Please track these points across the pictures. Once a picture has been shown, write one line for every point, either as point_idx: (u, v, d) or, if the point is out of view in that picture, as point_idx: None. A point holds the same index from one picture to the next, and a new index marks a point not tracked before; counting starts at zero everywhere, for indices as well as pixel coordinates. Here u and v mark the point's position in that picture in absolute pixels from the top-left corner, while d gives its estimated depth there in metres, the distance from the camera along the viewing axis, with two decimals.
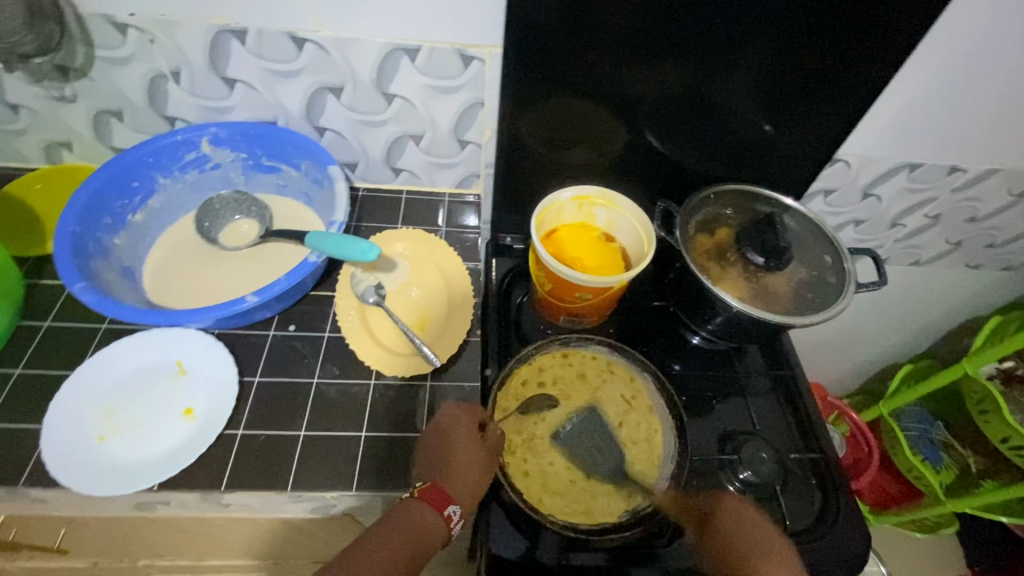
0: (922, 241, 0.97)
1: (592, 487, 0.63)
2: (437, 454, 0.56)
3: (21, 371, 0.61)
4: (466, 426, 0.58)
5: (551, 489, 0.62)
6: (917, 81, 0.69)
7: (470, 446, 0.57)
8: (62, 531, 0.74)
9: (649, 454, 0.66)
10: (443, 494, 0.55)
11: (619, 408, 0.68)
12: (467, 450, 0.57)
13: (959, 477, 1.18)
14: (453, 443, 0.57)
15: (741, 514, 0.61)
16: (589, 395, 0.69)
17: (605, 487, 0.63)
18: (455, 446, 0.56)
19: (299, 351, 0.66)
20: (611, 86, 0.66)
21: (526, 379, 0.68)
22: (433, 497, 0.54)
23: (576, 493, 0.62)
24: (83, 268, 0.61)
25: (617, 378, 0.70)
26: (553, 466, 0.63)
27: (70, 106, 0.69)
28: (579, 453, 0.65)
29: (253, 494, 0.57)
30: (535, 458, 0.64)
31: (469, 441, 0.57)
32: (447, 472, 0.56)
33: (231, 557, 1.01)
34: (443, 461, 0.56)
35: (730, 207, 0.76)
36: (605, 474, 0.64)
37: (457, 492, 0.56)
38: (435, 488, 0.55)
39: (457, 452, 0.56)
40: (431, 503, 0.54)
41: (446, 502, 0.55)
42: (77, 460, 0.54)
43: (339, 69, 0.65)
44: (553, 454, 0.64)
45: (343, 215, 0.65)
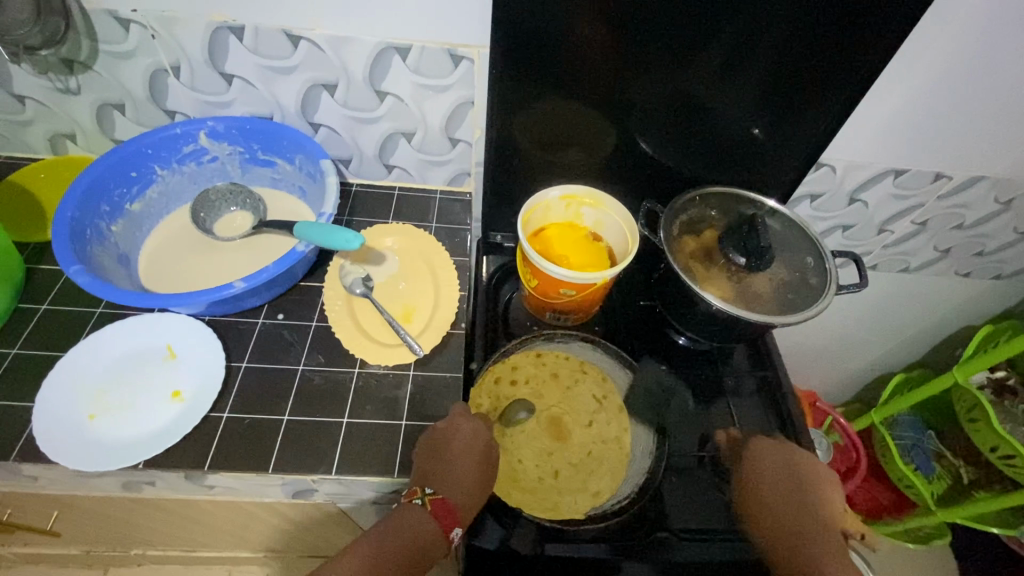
0: (911, 248, 0.98)
1: (561, 485, 0.63)
2: (443, 467, 0.57)
3: (18, 351, 0.63)
4: (474, 441, 0.59)
5: (520, 486, 0.63)
6: (899, 86, 0.70)
7: (477, 462, 0.59)
8: (54, 512, 0.76)
9: (619, 456, 0.66)
10: (451, 511, 0.56)
11: (592, 405, 0.69)
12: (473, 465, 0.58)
13: (951, 487, 1.17)
14: (461, 458, 0.58)
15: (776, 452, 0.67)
16: (561, 394, 0.69)
17: (574, 485, 0.63)
18: (464, 461, 0.58)
19: (286, 339, 0.67)
20: (598, 87, 0.68)
21: (501, 376, 0.69)
22: (442, 513, 0.56)
23: (545, 491, 0.63)
24: (79, 252, 0.63)
25: (590, 378, 0.71)
26: (523, 464, 0.64)
27: (75, 99, 0.71)
28: (549, 452, 0.65)
29: (235, 475, 0.58)
30: (506, 456, 0.65)
31: (475, 456, 0.59)
32: (455, 487, 0.57)
33: (221, 549, 1.03)
34: (452, 475, 0.57)
35: (715, 208, 0.77)
36: (573, 473, 0.64)
37: (464, 509, 0.57)
38: (445, 506, 0.56)
39: (466, 467, 0.58)
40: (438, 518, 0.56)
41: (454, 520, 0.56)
42: (67, 437, 0.56)
43: (333, 66, 0.67)
44: (522, 452, 0.65)
45: (332, 207, 0.67)
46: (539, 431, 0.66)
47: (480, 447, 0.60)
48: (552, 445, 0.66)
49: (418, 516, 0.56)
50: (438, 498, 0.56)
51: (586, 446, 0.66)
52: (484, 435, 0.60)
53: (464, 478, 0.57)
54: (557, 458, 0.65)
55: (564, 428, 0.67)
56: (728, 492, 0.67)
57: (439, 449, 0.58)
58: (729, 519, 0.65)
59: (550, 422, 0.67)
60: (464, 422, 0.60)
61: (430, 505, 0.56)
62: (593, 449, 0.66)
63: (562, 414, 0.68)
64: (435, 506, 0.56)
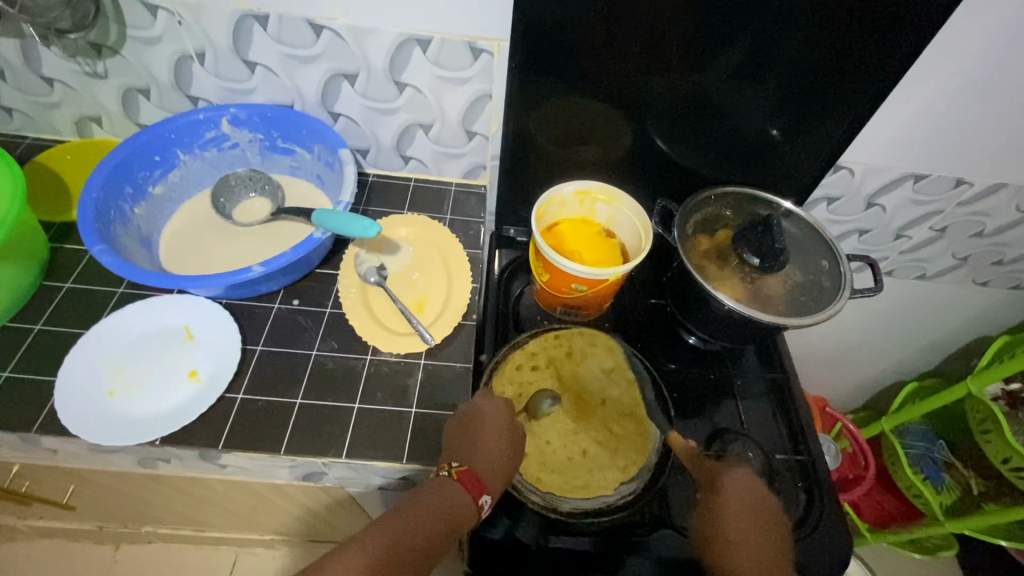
0: (929, 254, 0.96)
1: (590, 463, 0.64)
2: (473, 444, 0.58)
3: (41, 328, 0.65)
4: (506, 422, 0.60)
5: (549, 467, 0.64)
6: (923, 89, 0.69)
7: (509, 441, 0.60)
8: (70, 487, 0.78)
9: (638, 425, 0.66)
10: (480, 482, 0.57)
11: (612, 379, 0.69)
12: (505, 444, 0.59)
13: (961, 500, 1.15)
14: (493, 436, 0.59)
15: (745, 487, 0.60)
16: (581, 371, 0.70)
17: (603, 461, 0.64)
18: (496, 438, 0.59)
19: (301, 324, 0.68)
20: (616, 85, 0.68)
21: (522, 359, 0.69)
22: (470, 485, 0.56)
23: (574, 470, 0.63)
24: (104, 233, 0.64)
25: (609, 349, 0.71)
26: (551, 446, 0.65)
27: (102, 83, 0.73)
28: (574, 431, 0.66)
29: (248, 455, 0.59)
30: (533, 439, 0.65)
31: (508, 436, 0.60)
32: (485, 462, 0.57)
33: (228, 530, 1.05)
34: (481, 451, 0.58)
35: (729, 209, 0.77)
36: (600, 450, 0.65)
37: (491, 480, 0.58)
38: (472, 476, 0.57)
39: (498, 444, 0.59)
40: (466, 489, 0.56)
41: (482, 490, 0.57)
42: (87, 411, 0.58)
43: (354, 56, 0.67)
44: (549, 434, 0.65)
45: (350, 196, 0.68)
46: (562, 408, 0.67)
47: (511, 428, 0.60)
48: (574, 423, 0.66)
49: (446, 491, 0.56)
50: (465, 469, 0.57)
51: (608, 420, 0.67)
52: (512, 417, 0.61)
53: (494, 455, 0.58)
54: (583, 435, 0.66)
55: (587, 405, 0.67)
56: None
57: (470, 429, 0.59)
58: None
59: (573, 401, 0.67)
60: (495, 406, 0.61)
61: (458, 478, 0.56)
62: (615, 424, 0.66)
63: (583, 395, 0.68)
64: (462, 477, 0.56)
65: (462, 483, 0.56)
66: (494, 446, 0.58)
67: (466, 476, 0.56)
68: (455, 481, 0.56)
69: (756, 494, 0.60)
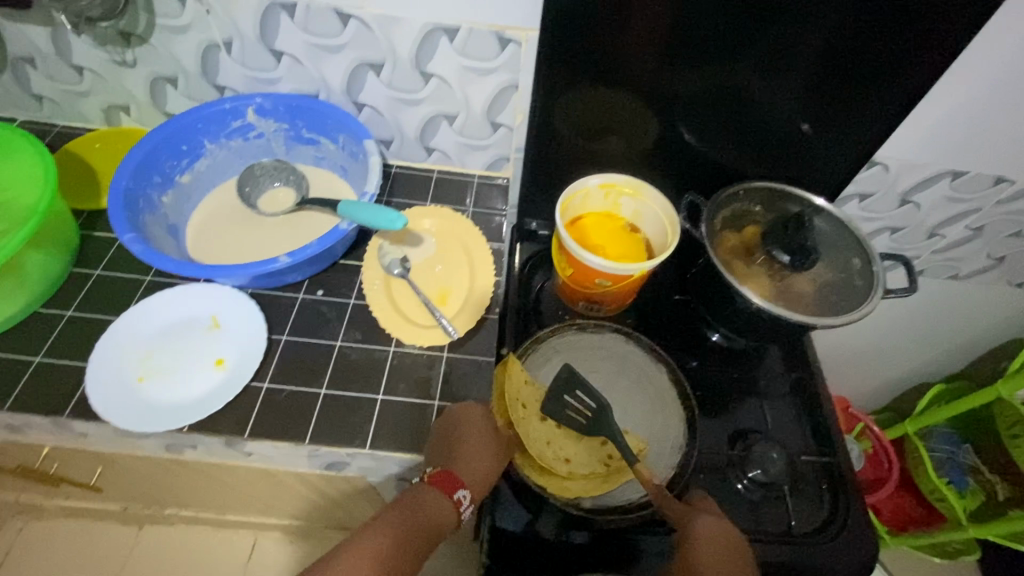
0: (963, 254, 0.94)
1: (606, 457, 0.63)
2: (445, 447, 0.59)
3: (72, 314, 0.66)
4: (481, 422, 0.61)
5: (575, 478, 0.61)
6: (966, 83, 0.67)
7: (485, 441, 0.60)
8: (99, 470, 0.80)
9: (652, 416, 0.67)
10: (453, 479, 0.57)
11: (624, 383, 0.68)
12: (482, 444, 0.59)
13: (984, 504, 1.13)
14: (469, 438, 0.59)
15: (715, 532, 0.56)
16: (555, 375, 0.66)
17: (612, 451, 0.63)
18: (471, 438, 0.59)
19: (325, 315, 0.68)
20: (646, 78, 0.67)
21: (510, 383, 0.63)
22: (442, 484, 0.57)
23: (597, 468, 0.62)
24: (133, 221, 0.65)
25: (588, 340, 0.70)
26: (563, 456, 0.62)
27: (130, 71, 0.73)
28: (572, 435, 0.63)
29: (273, 443, 0.60)
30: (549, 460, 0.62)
31: (485, 436, 0.60)
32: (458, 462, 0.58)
33: (248, 515, 1.07)
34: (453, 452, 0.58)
35: (759, 204, 0.75)
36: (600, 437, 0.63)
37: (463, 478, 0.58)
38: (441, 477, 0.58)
39: (473, 444, 0.59)
40: (439, 488, 0.57)
41: (458, 486, 0.57)
42: (116, 396, 0.59)
43: (381, 45, 0.67)
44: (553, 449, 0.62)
45: (375, 186, 0.68)
46: (557, 430, 0.63)
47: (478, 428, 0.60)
48: (574, 439, 0.63)
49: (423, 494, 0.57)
50: (439, 470, 0.58)
51: (605, 445, 0.63)
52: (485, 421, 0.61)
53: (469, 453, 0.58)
54: (578, 461, 0.62)
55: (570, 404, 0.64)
56: (756, 493, 0.66)
57: (446, 431, 0.60)
58: (753, 515, 0.65)
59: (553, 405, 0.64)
60: (469, 411, 0.62)
61: (431, 480, 0.58)
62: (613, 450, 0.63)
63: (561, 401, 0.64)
64: (435, 478, 0.58)
65: (435, 485, 0.57)
66: (468, 446, 0.58)
67: (439, 478, 0.58)
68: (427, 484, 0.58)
69: (729, 540, 0.55)
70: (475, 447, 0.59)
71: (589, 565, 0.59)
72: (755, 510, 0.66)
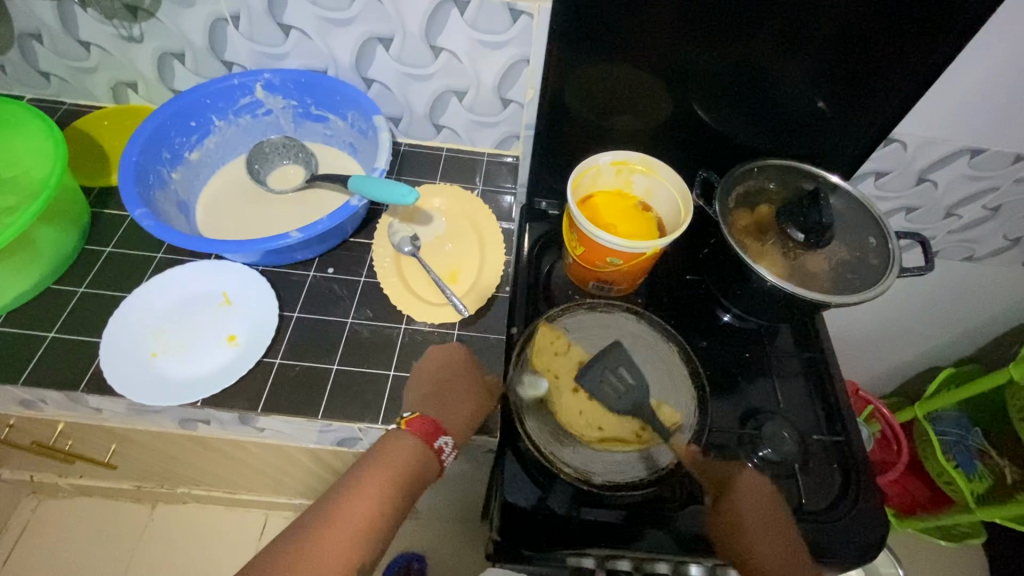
0: (979, 234, 0.92)
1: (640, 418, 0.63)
2: (423, 395, 0.61)
3: (84, 291, 0.66)
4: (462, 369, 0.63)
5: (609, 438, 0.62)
6: (989, 56, 0.65)
7: (463, 388, 0.62)
8: (113, 446, 0.81)
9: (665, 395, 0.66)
10: (433, 427, 0.58)
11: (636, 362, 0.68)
12: (465, 389, 0.62)
13: (992, 488, 1.12)
14: (448, 386, 0.61)
15: (758, 489, 0.62)
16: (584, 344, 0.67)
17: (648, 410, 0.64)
18: (448, 387, 0.61)
19: (336, 292, 0.68)
20: (659, 53, 0.65)
21: (547, 350, 0.66)
22: (424, 432, 0.58)
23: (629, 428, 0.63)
24: (144, 197, 0.65)
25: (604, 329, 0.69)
26: (598, 420, 0.63)
27: (137, 47, 0.73)
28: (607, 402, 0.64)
29: (286, 418, 0.60)
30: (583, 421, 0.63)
31: (461, 385, 0.62)
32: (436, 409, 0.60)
33: (259, 493, 1.08)
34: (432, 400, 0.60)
35: (773, 181, 0.74)
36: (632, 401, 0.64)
37: (446, 424, 0.60)
38: (422, 420, 0.58)
39: (451, 390, 0.61)
40: (419, 436, 0.58)
41: (438, 435, 0.59)
42: (130, 372, 0.59)
43: (390, 19, 0.66)
44: (586, 415, 0.63)
45: (385, 162, 0.67)
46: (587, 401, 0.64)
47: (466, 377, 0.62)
48: (601, 413, 0.63)
49: (399, 443, 0.57)
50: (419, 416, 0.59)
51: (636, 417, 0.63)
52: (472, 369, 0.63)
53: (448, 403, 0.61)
54: (608, 429, 0.63)
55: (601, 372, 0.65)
56: (766, 471, 0.66)
57: (430, 377, 0.62)
58: None
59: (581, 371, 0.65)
60: (444, 349, 0.64)
61: (408, 427, 0.58)
62: (644, 421, 0.63)
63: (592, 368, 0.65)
64: (414, 426, 0.58)
65: (416, 432, 0.58)
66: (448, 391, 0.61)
67: (419, 424, 0.58)
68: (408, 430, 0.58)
69: (772, 496, 0.62)
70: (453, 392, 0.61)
71: (599, 540, 0.60)
72: None
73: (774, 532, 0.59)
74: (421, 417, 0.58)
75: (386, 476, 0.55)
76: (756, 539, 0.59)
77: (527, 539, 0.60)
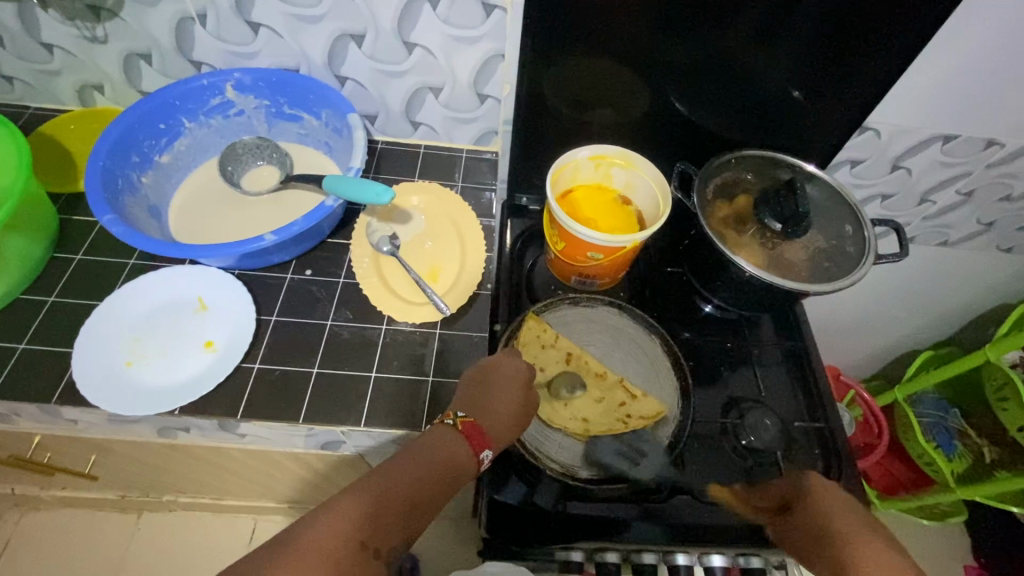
0: (953, 219, 0.94)
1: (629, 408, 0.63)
2: (483, 396, 0.57)
3: (54, 300, 0.65)
4: (521, 377, 0.59)
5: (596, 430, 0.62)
6: (958, 43, 0.65)
7: (523, 401, 0.58)
8: (92, 457, 0.79)
9: (649, 388, 0.66)
10: (484, 438, 0.55)
11: (619, 354, 0.68)
12: (522, 399, 0.58)
13: (972, 467, 1.15)
14: (510, 394, 0.57)
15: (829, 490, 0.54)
16: (572, 337, 0.68)
17: (638, 397, 0.64)
18: (510, 395, 0.57)
19: (315, 294, 0.67)
20: (634, 46, 0.65)
21: (534, 343, 0.66)
22: (473, 438, 0.55)
23: (617, 419, 0.63)
24: (112, 202, 0.63)
25: (587, 324, 0.70)
26: (585, 411, 0.63)
27: (102, 48, 0.71)
28: (595, 393, 0.64)
29: (267, 423, 0.60)
30: (568, 412, 0.63)
31: (522, 395, 0.58)
32: (491, 416, 0.56)
33: (246, 498, 1.07)
34: (491, 403, 0.56)
35: (750, 171, 0.75)
36: (622, 393, 0.64)
37: (495, 437, 0.56)
38: (475, 426, 0.55)
39: (513, 400, 0.57)
40: (468, 441, 0.54)
41: (484, 446, 0.55)
42: (105, 381, 0.58)
43: (362, 16, 0.65)
44: (572, 405, 0.64)
45: (360, 161, 0.66)
46: (574, 394, 0.64)
47: (526, 389, 0.58)
48: (588, 405, 0.64)
49: (449, 442, 0.54)
50: (469, 420, 0.56)
51: (623, 406, 0.64)
52: (530, 378, 0.59)
53: (505, 410, 0.57)
54: (595, 421, 0.63)
55: (591, 364, 0.66)
56: (750, 460, 0.66)
57: (482, 378, 0.59)
58: (747, 482, 0.65)
59: (570, 362, 0.66)
60: (515, 357, 0.61)
61: (461, 428, 0.55)
62: (631, 410, 0.63)
63: (580, 360, 0.66)
64: (465, 429, 0.55)
65: (465, 436, 0.55)
66: (509, 395, 0.57)
67: (470, 429, 0.55)
68: (458, 431, 0.55)
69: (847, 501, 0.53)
70: (515, 403, 0.57)
71: (588, 533, 0.60)
72: (750, 476, 0.66)
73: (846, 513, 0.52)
74: (474, 421, 0.56)
75: (429, 459, 0.52)
76: (843, 531, 0.50)
77: (515, 537, 0.59)
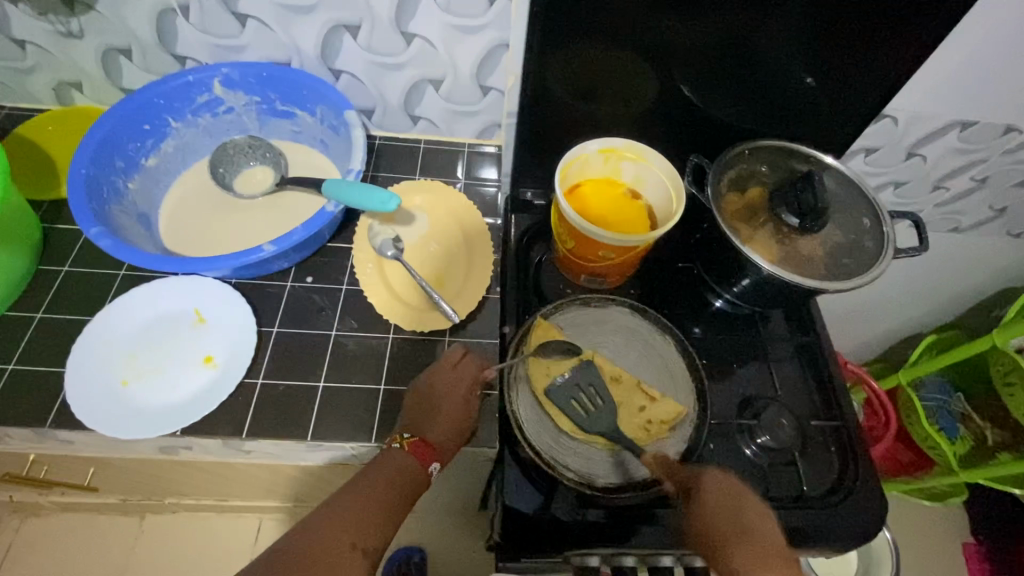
0: (965, 206, 0.92)
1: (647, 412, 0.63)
2: (426, 413, 0.57)
3: (42, 316, 0.62)
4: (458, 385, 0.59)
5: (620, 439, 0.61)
6: (984, 26, 0.62)
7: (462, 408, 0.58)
8: (91, 470, 0.77)
9: (664, 391, 0.65)
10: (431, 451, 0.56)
11: (633, 355, 0.66)
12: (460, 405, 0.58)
13: (974, 449, 1.16)
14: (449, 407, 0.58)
15: (721, 481, 0.58)
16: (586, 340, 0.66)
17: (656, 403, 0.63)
18: (452, 406, 0.58)
19: (317, 303, 0.65)
20: (647, 34, 0.62)
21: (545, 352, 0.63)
22: (420, 454, 0.56)
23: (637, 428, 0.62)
24: (99, 213, 0.60)
25: (600, 325, 0.67)
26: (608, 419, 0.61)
27: (78, 43, 0.66)
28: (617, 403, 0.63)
29: (273, 441, 0.57)
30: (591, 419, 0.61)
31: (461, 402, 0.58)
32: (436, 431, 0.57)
33: (251, 499, 1.06)
34: (435, 420, 0.57)
35: (765, 163, 0.72)
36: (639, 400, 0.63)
37: (442, 448, 0.57)
38: (422, 443, 0.56)
39: (454, 410, 0.58)
40: (417, 459, 0.56)
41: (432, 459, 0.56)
42: (99, 402, 0.55)
43: (357, 5, 0.61)
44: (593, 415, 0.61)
45: (360, 163, 0.63)
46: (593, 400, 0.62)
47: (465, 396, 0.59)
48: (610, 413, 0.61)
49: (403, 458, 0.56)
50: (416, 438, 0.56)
51: (643, 411, 0.63)
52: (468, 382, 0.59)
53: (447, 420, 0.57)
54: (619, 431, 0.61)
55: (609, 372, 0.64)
56: (765, 458, 0.65)
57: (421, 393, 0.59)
58: (763, 482, 0.65)
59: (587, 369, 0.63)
60: (457, 364, 0.60)
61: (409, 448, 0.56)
62: (651, 415, 0.62)
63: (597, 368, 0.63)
64: (414, 448, 0.56)
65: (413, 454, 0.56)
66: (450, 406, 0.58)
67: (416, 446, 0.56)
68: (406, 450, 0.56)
69: (738, 496, 0.57)
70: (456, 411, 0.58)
71: (603, 541, 0.58)
72: (765, 476, 0.65)
73: (743, 524, 0.55)
74: (420, 438, 0.56)
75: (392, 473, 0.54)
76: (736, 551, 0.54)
77: (529, 545, 0.58)
